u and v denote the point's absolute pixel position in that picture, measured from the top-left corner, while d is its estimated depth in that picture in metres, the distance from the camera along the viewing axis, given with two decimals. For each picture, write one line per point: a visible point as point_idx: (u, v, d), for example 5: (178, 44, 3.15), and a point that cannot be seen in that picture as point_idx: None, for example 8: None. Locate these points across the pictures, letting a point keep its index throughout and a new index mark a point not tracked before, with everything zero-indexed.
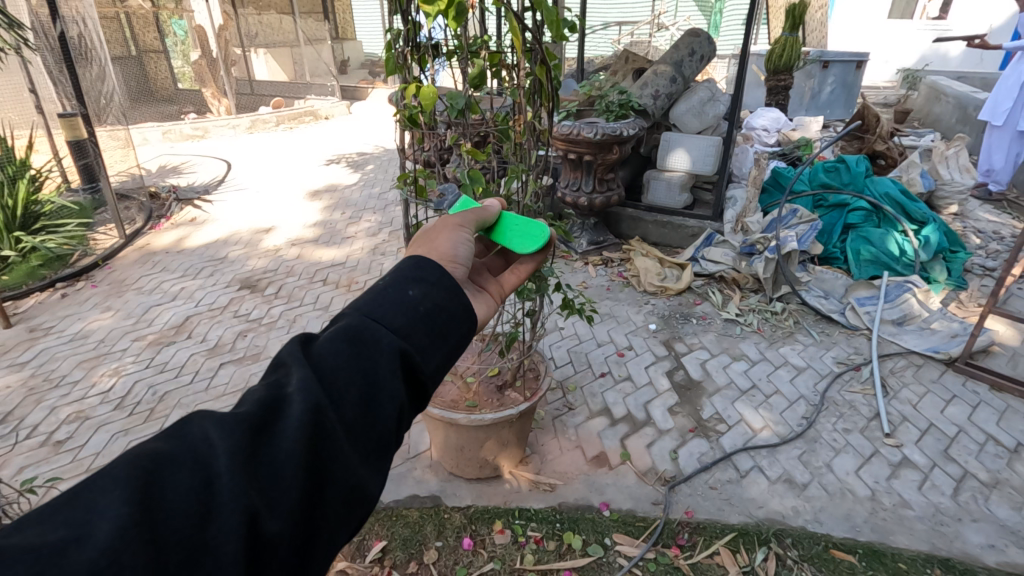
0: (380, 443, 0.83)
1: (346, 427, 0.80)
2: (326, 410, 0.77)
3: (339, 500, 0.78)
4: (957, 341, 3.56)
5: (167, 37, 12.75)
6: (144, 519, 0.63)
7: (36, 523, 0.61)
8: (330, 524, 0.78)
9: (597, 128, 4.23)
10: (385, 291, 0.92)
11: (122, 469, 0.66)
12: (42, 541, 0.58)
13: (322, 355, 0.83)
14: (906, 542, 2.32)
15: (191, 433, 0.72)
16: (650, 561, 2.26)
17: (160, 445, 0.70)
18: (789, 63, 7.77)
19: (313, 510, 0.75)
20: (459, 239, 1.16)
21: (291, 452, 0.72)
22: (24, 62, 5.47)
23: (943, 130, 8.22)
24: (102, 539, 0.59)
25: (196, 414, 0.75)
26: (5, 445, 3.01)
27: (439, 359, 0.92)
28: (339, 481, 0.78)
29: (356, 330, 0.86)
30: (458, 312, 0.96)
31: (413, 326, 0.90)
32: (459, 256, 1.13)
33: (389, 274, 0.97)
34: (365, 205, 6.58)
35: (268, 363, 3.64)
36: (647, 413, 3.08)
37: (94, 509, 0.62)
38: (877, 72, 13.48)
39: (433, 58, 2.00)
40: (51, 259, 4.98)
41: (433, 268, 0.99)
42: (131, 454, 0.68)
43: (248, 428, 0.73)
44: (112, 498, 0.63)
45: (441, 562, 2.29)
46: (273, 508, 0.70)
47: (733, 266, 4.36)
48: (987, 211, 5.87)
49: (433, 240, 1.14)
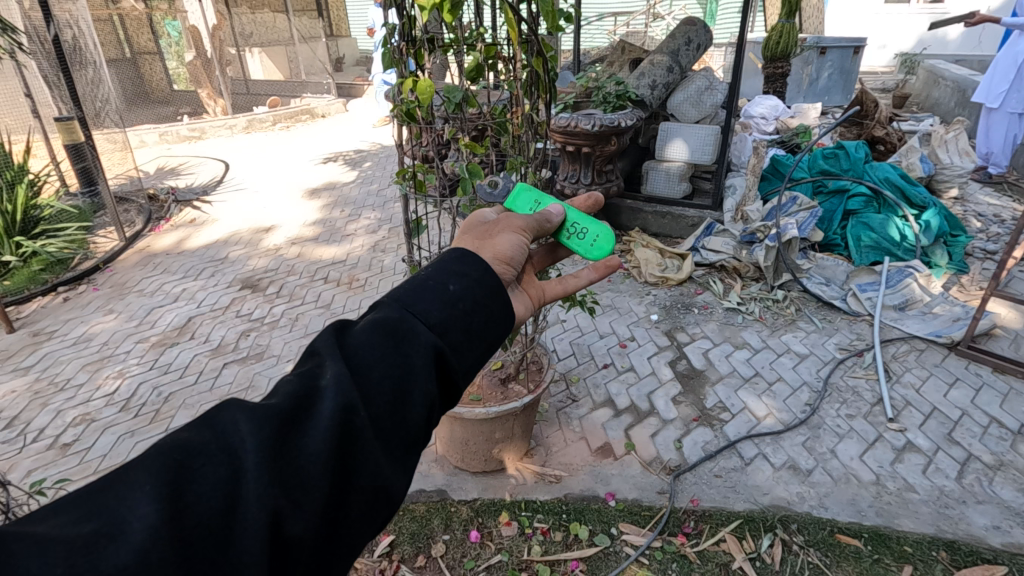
0: (408, 442, 0.83)
1: (376, 425, 0.80)
2: (357, 408, 0.77)
3: (365, 501, 0.78)
4: (959, 325, 3.56)
5: (161, 38, 12.73)
6: (173, 513, 0.64)
7: (72, 512, 0.63)
8: (354, 523, 0.78)
9: (594, 120, 4.21)
10: (424, 284, 0.93)
11: (156, 460, 0.68)
12: (75, 534, 0.60)
13: (357, 347, 0.84)
14: (911, 525, 2.33)
15: (222, 423, 0.73)
16: (657, 550, 2.27)
17: (193, 435, 0.71)
18: (787, 50, 7.71)
19: (338, 508, 0.75)
20: (516, 241, 1.14)
21: (319, 452, 0.73)
22: (19, 67, 5.43)
23: (942, 114, 8.20)
24: (136, 538, 0.61)
25: (230, 402, 0.77)
26: (12, 449, 3.03)
27: (471, 360, 0.91)
28: (365, 481, 0.77)
29: (393, 324, 0.86)
30: (496, 312, 0.95)
31: (449, 323, 0.89)
32: (514, 257, 1.12)
33: (430, 267, 0.97)
34: (365, 202, 6.56)
35: (272, 362, 3.64)
36: (651, 403, 3.09)
37: (126, 502, 0.64)
38: (874, 58, 13.44)
39: (428, 52, 1.96)
40: (52, 263, 5.00)
41: (475, 264, 0.98)
42: (166, 443, 0.70)
43: (278, 423, 0.73)
44: (142, 492, 0.64)
45: (449, 555, 2.30)
46: (298, 508, 0.70)
47: (733, 255, 4.37)
48: (987, 194, 5.87)
49: (492, 239, 1.13)
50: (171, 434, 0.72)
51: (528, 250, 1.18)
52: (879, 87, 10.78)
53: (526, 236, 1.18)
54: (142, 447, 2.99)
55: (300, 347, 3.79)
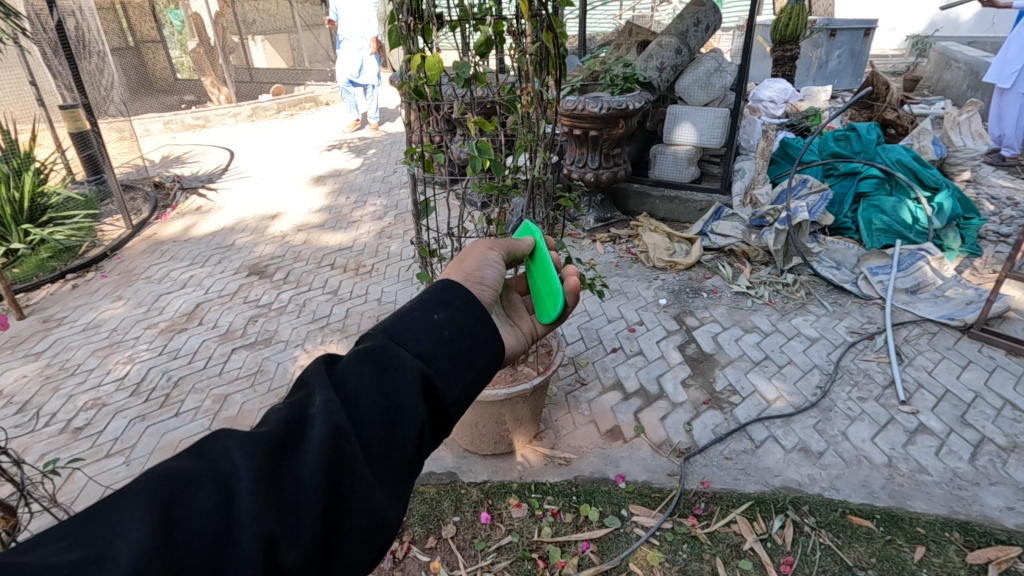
0: (402, 470, 0.80)
1: (368, 452, 0.78)
2: (347, 433, 0.76)
3: (359, 531, 0.74)
4: (972, 308, 3.52)
5: (164, 27, 12.68)
6: (164, 539, 0.61)
7: (58, 541, 0.59)
8: (349, 556, 0.74)
9: (602, 103, 4.15)
10: (409, 314, 0.93)
11: (144, 487, 0.64)
12: (61, 562, 0.56)
13: (345, 375, 0.82)
14: (924, 507, 2.32)
15: (213, 451, 0.70)
16: (667, 531, 2.27)
17: (183, 463, 0.68)
18: (796, 32, 7.52)
19: (332, 538, 0.72)
20: (487, 263, 1.20)
21: (311, 476, 0.71)
22: (24, 55, 5.38)
23: (954, 96, 8.09)
24: (125, 563, 0.57)
25: (219, 431, 0.74)
26: (24, 433, 3.06)
27: (461, 386, 0.91)
28: (359, 509, 0.74)
29: (381, 352, 0.85)
30: (482, 338, 0.95)
31: (435, 349, 0.89)
32: (486, 278, 1.18)
33: (416, 296, 0.98)
34: (371, 188, 6.55)
35: (281, 347, 3.65)
36: (660, 386, 3.08)
37: (115, 528, 0.60)
38: (884, 41, 13.31)
39: (436, 28, 1.92)
40: (59, 251, 5.01)
41: (459, 291, 0.99)
42: (155, 471, 0.67)
43: (270, 449, 0.71)
44: (132, 519, 0.61)
45: (460, 536, 2.30)
46: (292, 536, 0.67)
47: (742, 239, 4.32)
48: (1001, 176, 5.79)
49: (461, 263, 1.19)
50: (160, 462, 0.68)
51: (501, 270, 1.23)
52: (889, 70, 10.63)
53: (497, 257, 1.24)
54: (153, 432, 3.01)
55: (308, 332, 3.79)
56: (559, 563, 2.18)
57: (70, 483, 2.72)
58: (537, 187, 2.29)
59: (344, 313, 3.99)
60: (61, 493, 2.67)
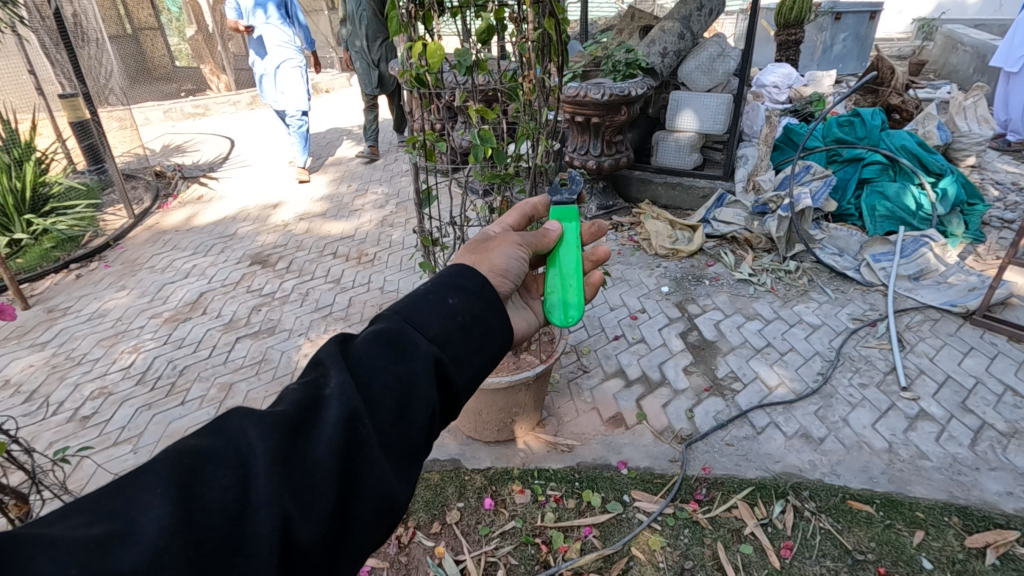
0: (413, 452, 0.81)
1: (381, 434, 0.79)
2: (361, 417, 0.77)
3: (370, 510, 0.76)
4: (975, 294, 3.52)
5: (161, 13, 12.51)
6: (185, 515, 0.62)
7: (82, 515, 0.61)
8: (360, 535, 0.75)
9: (604, 89, 4.11)
10: (424, 298, 0.92)
11: (165, 465, 0.65)
12: (86, 536, 0.58)
13: (359, 357, 0.83)
14: (924, 492, 2.34)
15: (230, 430, 0.71)
16: (669, 516, 2.29)
17: (201, 441, 0.69)
18: (801, 16, 7.42)
19: (345, 515, 0.74)
20: (513, 254, 1.18)
21: (325, 457, 0.71)
22: (20, 44, 5.27)
23: (961, 80, 8.03)
24: (148, 538, 0.59)
25: (235, 410, 0.75)
26: (34, 421, 3.09)
27: (471, 372, 0.91)
28: (371, 489, 0.75)
29: (393, 336, 0.86)
30: (494, 325, 0.95)
31: (448, 335, 0.89)
32: (510, 271, 1.17)
33: (430, 280, 0.97)
34: (372, 177, 6.53)
35: (284, 337, 3.66)
36: (661, 373, 3.10)
37: (138, 504, 0.61)
38: (890, 24, 13.21)
39: (437, 15, 1.90)
40: (63, 241, 5.03)
41: (474, 277, 0.98)
42: (175, 450, 0.68)
43: (286, 429, 0.72)
44: (153, 496, 0.62)
45: (464, 522, 2.33)
46: (307, 514, 0.68)
47: (745, 226, 4.31)
48: (1007, 160, 5.74)
49: (489, 253, 1.17)
50: (180, 441, 0.70)
51: (524, 264, 1.22)
52: (895, 53, 10.54)
53: (524, 253, 1.22)
54: (160, 420, 3.03)
55: (312, 321, 3.81)
56: (562, 548, 2.20)
57: (80, 471, 2.76)
58: (539, 175, 2.30)
59: (347, 302, 4.01)
60: (71, 480, 2.71)
